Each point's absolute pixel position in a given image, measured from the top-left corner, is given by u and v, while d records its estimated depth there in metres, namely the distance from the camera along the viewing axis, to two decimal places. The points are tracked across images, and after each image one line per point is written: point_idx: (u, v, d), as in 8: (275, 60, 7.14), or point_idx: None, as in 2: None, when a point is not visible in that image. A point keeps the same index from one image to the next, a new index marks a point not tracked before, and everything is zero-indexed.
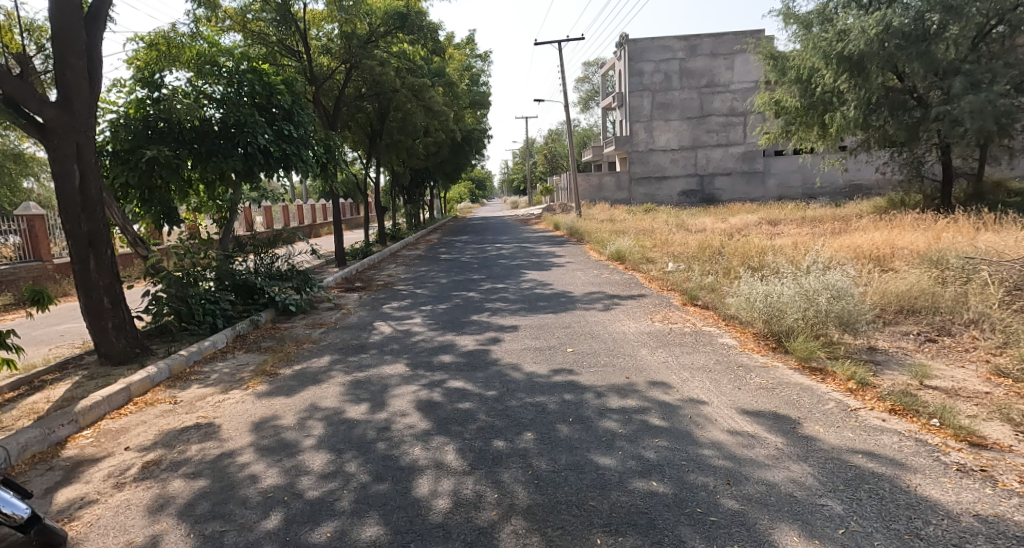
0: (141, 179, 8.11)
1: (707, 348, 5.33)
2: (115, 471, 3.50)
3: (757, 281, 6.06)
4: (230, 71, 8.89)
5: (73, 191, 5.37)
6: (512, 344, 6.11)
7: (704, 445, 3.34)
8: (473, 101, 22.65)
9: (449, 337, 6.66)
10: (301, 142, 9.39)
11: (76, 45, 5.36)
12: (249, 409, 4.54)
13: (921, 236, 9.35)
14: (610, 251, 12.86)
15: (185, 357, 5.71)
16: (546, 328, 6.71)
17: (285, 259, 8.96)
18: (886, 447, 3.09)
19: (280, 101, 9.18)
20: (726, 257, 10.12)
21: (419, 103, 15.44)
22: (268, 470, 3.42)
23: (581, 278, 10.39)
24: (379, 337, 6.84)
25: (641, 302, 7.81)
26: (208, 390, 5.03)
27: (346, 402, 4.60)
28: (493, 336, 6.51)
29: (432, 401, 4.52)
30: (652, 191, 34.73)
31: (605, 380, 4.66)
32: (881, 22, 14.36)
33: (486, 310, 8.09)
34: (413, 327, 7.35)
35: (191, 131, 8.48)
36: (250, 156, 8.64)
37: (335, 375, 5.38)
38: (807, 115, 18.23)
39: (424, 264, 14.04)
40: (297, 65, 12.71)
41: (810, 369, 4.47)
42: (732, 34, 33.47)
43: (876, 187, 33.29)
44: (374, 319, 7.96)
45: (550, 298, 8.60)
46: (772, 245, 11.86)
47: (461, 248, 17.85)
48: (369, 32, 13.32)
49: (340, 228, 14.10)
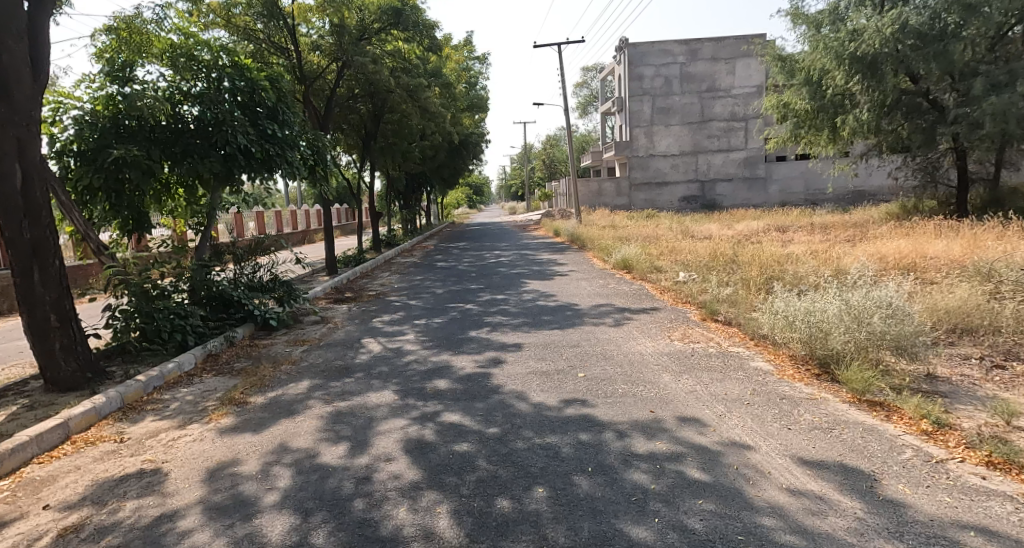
0: (108, 181, 7.40)
1: (741, 375, 4.65)
2: (22, 542, 2.81)
3: (792, 297, 5.41)
4: (208, 65, 8.20)
5: (12, 193, 4.66)
6: (515, 367, 5.42)
7: (762, 511, 2.67)
8: (470, 104, 22.06)
9: (445, 358, 5.96)
10: (286, 142, 8.76)
11: (14, 26, 4.70)
12: (207, 450, 3.84)
13: (953, 244, 8.75)
14: (615, 259, 12.21)
15: (142, 384, 4.99)
16: (552, 348, 6.02)
17: (267, 269, 8.31)
18: (1004, 522, 2.43)
19: (265, 98, 8.56)
20: (742, 268, 9.49)
21: (415, 104, 14.83)
22: (215, 542, 2.74)
23: (586, 288, 9.74)
24: (366, 357, 6.15)
25: (655, 317, 7.13)
26: (162, 424, 4.32)
27: (321, 442, 3.90)
28: (493, 357, 5.83)
29: (423, 441, 3.84)
30: (652, 196, 34.12)
31: (626, 414, 4.00)
32: (896, 20, 13.76)
33: (487, 324, 7.41)
34: (405, 344, 6.67)
35: (165, 129, 7.82)
36: (229, 158, 8.01)
37: (313, 405, 4.67)
38: (817, 119, 17.63)
39: (419, 273, 13.38)
40: (287, 62, 12.15)
41: (869, 404, 3.78)
42: (733, 38, 33.06)
43: (879, 193, 32.83)
44: (363, 335, 7.27)
45: (554, 311, 7.93)
46: (788, 253, 11.23)
47: (458, 255, 17.19)
48: (362, 29, 12.73)
49: (331, 234, 13.41)
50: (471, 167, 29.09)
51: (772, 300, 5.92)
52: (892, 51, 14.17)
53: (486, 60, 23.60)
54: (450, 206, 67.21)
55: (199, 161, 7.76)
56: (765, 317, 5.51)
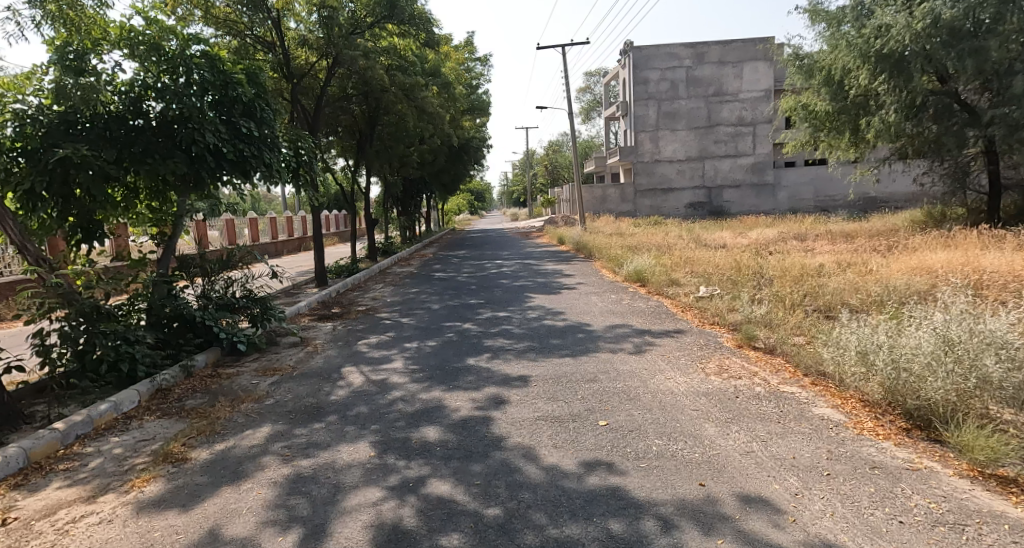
0: (57, 185, 6.41)
1: (806, 428, 3.67)
2: None
3: (862, 329, 4.44)
4: (175, 56, 7.27)
5: None
6: (520, 412, 4.46)
7: None
8: (470, 106, 21.17)
9: (436, 396, 4.99)
10: (264, 143, 7.88)
11: None
12: (111, 539, 2.89)
13: (1007, 258, 7.85)
14: (627, 271, 11.26)
15: (59, 435, 4.00)
16: (563, 384, 5.06)
17: (240, 284, 7.35)
18: None
19: (242, 94, 7.65)
20: (772, 283, 8.58)
21: (411, 104, 13.95)
22: None
23: (597, 305, 8.79)
24: (344, 393, 5.19)
25: (682, 342, 6.18)
26: (65, 495, 3.34)
27: (264, 529, 2.95)
28: (493, 397, 4.87)
29: (401, 527, 2.90)
30: (657, 202, 33.17)
31: (667, 488, 3.07)
32: (929, 15, 12.86)
33: (487, 350, 6.45)
34: (391, 375, 5.70)
35: (123, 126, 6.83)
36: (197, 159, 7.15)
37: (266, 466, 3.69)
38: (838, 121, 16.74)
39: (415, 285, 12.43)
40: (273, 59, 11.31)
41: (999, 482, 2.82)
42: (740, 41, 32.26)
43: (892, 199, 31.80)
44: (345, 362, 6.33)
45: (562, 334, 6.98)
46: (816, 265, 10.30)
47: (457, 265, 16.24)
48: (354, 23, 11.89)
49: (321, 242, 12.47)
50: (471, 173, 28.21)
51: (831, 333, 4.96)
52: (920, 48, 13.32)
53: (488, 62, 22.79)
54: (451, 212, 66.29)
55: (161, 161, 6.81)
56: (828, 353, 4.56)
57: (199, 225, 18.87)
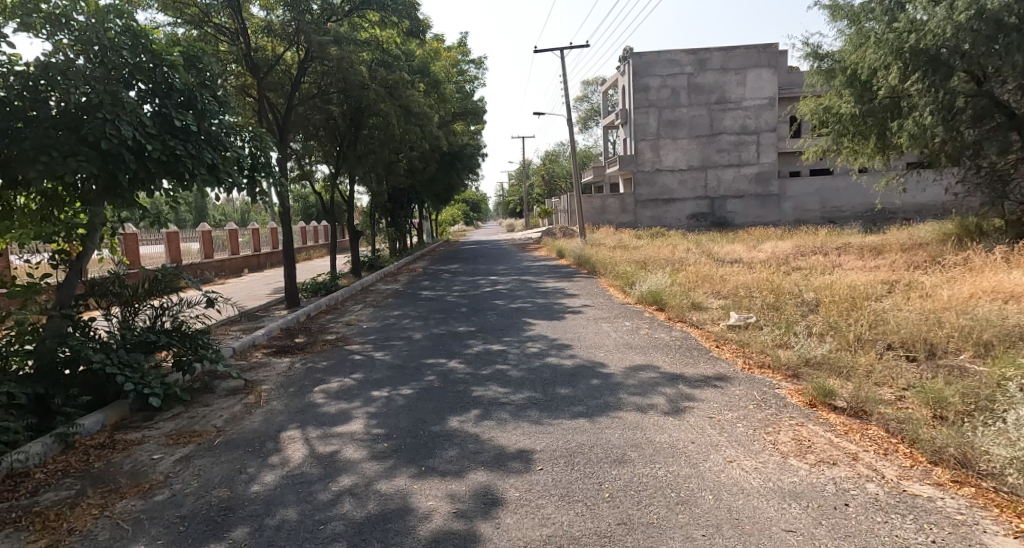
0: None
1: None
2: None
3: None
4: (87, 30, 5.77)
5: None
6: (520, 526, 2.97)
7: None
8: (463, 110, 19.80)
9: (401, 487, 3.49)
10: (208, 142, 6.36)
11: None
12: None
13: None
14: (640, 291, 9.80)
15: None
16: (581, 468, 3.58)
17: (169, 314, 5.87)
18: None
19: (177, 81, 6.17)
20: (818, 310, 7.15)
21: (394, 103, 12.53)
22: None
23: (611, 335, 7.32)
24: (272, 480, 3.68)
25: (729, 396, 4.72)
26: None
27: None
28: (483, 493, 3.36)
29: None
30: (659, 213, 31.84)
31: None
32: (973, 5, 11.40)
33: (475, 404, 4.94)
34: (345, 446, 4.20)
35: (13, 117, 5.29)
36: (112, 156, 5.58)
37: None
38: (862, 125, 15.42)
39: (397, 306, 10.93)
40: (236, 50, 9.96)
41: None
42: (744, 47, 31.03)
43: (902, 210, 30.59)
44: (289, 420, 4.81)
45: (572, 379, 5.49)
46: (860, 283, 8.88)
47: (447, 282, 14.78)
48: (328, 11, 10.52)
49: (291, 257, 10.95)
50: (466, 183, 26.86)
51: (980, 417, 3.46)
52: (958, 43, 12.02)
53: (482, 65, 21.52)
54: (445, 223, 64.86)
55: (59, 160, 5.25)
56: (995, 446, 3.05)
57: (170, 238, 17.40)
